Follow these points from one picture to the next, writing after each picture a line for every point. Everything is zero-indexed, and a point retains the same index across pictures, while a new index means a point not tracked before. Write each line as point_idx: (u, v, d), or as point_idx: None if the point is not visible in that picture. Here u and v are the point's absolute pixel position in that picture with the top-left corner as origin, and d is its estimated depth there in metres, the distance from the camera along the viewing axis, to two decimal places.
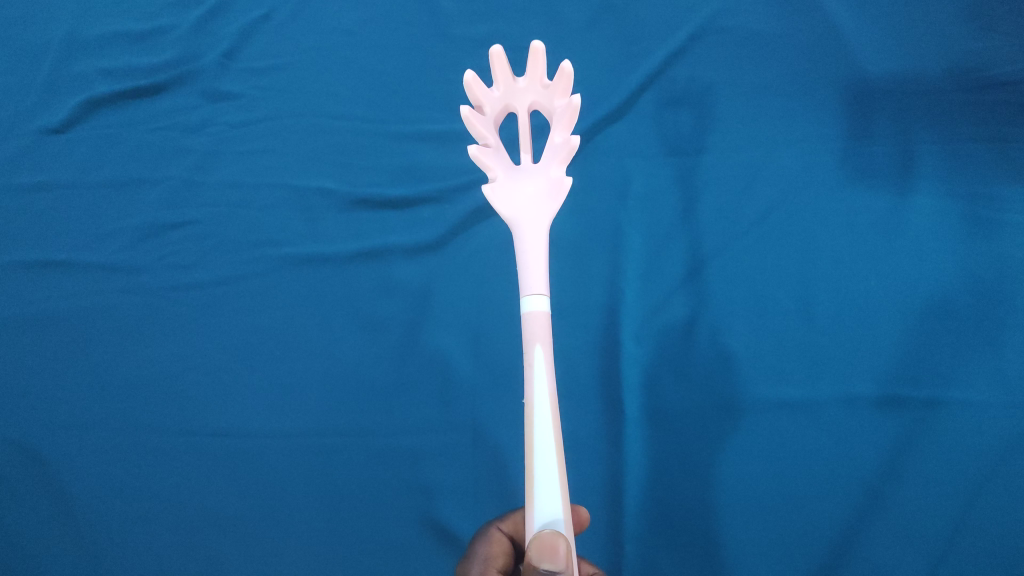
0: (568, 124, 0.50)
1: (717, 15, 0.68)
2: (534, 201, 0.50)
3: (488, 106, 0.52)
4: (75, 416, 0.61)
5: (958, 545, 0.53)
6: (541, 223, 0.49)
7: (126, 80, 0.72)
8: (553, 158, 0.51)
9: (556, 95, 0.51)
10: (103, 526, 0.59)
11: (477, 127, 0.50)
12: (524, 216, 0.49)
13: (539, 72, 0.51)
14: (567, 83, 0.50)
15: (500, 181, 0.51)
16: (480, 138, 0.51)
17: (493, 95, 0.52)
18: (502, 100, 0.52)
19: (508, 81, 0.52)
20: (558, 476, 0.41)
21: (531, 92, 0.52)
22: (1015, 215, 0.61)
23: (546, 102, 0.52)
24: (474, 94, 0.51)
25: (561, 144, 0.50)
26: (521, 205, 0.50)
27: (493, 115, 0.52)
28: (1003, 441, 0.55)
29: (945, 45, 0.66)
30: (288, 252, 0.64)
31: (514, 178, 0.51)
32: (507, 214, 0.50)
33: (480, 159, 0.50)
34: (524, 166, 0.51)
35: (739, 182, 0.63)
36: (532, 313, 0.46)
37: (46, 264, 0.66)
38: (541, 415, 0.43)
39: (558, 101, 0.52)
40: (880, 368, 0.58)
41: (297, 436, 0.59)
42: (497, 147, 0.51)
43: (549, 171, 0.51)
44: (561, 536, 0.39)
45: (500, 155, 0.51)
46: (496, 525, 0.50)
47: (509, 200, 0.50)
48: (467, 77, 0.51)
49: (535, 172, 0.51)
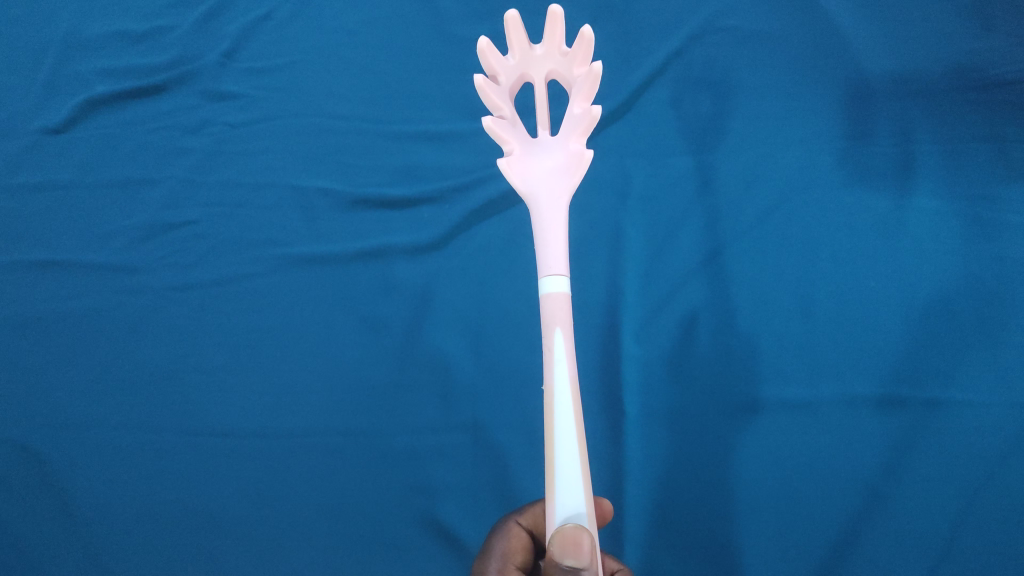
0: (587, 94, 0.49)
1: (718, 15, 0.69)
2: (552, 176, 0.50)
3: (503, 75, 0.52)
4: (75, 416, 0.61)
5: (959, 545, 0.53)
6: (559, 198, 0.49)
7: (127, 78, 0.71)
8: (572, 131, 0.50)
9: (575, 63, 0.51)
10: (104, 526, 0.58)
11: (491, 99, 0.50)
12: (543, 192, 0.49)
13: (557, 39, 0.51)
14: (587, 49, 0.50)
15: (516, 155, 0.50)
16: (494, 109, 0.50)
17: (508, 64, 0.52)
18: (518, 69, 0.52)
19: (524, 50, 0.52)
20: (580, 469, 0.41)
21: (548, 61, 0.52)
22: (1012, 213, 0.61)
23: (564, 70, 0.52)
24: (489, 64, 0.51)
25: (581, 116, 0.49)
26: (539, 181, 0.50)
27: (508, 85, 0.52)
28: (1005, 440, 0.55)
29: (945, 45, 0.66)
30: (288, 253, 0.64)
31: (531, 153, 0.51)
32: (525, 189, 0.49)
33: (495, 132, 0.50)
34: (542, 141, 0.51)
35: (739, 180, 0.64)
36: (552, 295, 0.45)
37: (46, 262, 0.65)
38: (562, 404, 0.42)
39: (578, 70, 0.51)
40: (882, 366, 0.58)
41: (298, 437, 0.58)
42: (512, 119, 0.51)
43: (567, 144, 0.50)
44: (584, 531, 0.38)
45: (516, 128, 0.51)
46: (514, 519, 0.49)
47: (525, 175, 0.50)
48: (481, 44, 0.50)
49: (553, 146, 0.50)
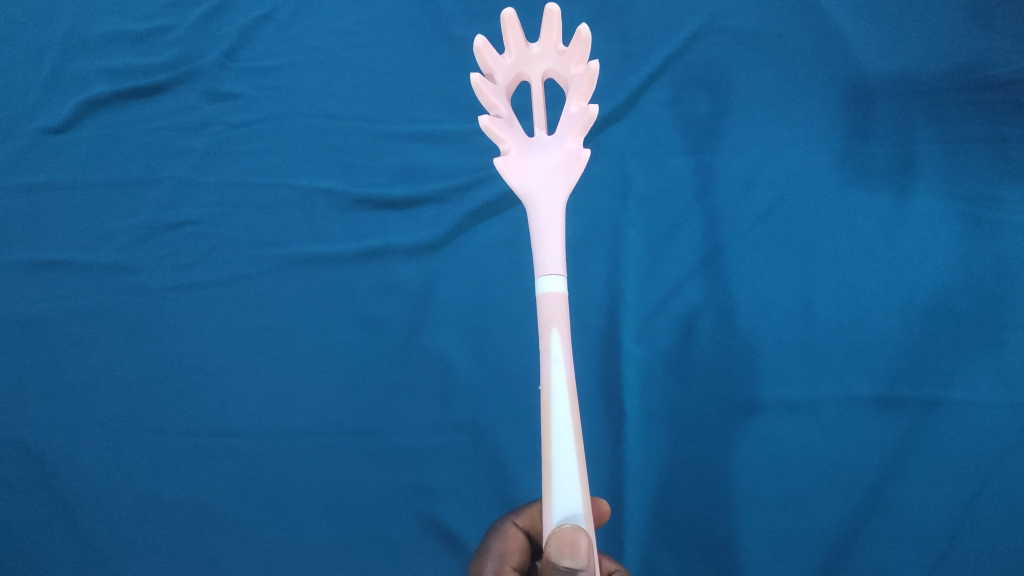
0: (584, 93, 0.50)
1: (718, 15, 0.69)
2: (549, 175, 0.50)
3: (499, 74, 0.52)
4: (75, 416, 0.61)
5: (959, 545, 0.53)
6: (555, 197, 0.49)
7: (127, 79, 0.72)
8: (568, 130, 0.50)
9: (572, 61, 0.51)
10: (105, 526, 0.58)
11: (488, 98, 0.50)
12: (540, 191, 0.49)
13: (554, 38, 0.51)
14: (584, 47, 0.50)
15: (512, 154, 0.50)
16: (491, 108, 0.50)
17: (505, 63, 0.52)
18: (514, 68, 0.52)
19: (521, 48, 0.52)
20: (577, 469, 0.41)
21: (545, 60, 0.52)
22: (1012, 213, 0.61)
23: (561, 69, 0.52)
24: (486, 62, 0.51)
25: (577, 115, 0.50)
26: (535, 180, 0.50)
27: (504, 84, 0.52)
28: (1005, 440, 0.55)
29: (945, 45, 0.66)
30: (288, 253, 0.64)
31: (528, 153, 0.51)
32: (521, 188, 0.49)
33: (492, 131, 0.50)
34: (538, 140, 0.51)
35: (739, 180, 0.63)
36: (549, 295, 0.45)
37: (46, 263, 0.65)
38: (559, 404, 0.42)
39: (575, 68, 0.51)
40: (881, 366, 0.58)
41: (298, 437, 0.58)
42: (509, 118, 0.51)
43: (564, 143, 0.50)
44: (581, 532, 0.38)
45: (512, 127, 0.51)
46: (511, 520, 0.50)
47: (521, 174, 0.50)
48: (478, 42, 0.50)
49: (550, 146, 0.51)
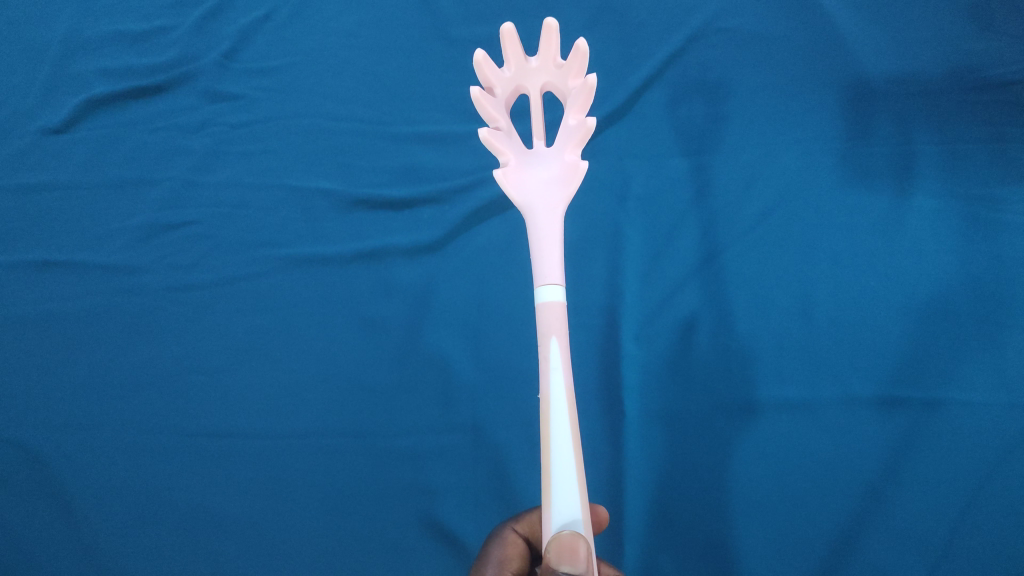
0: (582, 106, 0.50)
1: (718, 16, 0.69)
2: (548, 186, 0.50)
3: (498, 87, 0.52)
4: (75, 416, 0.61)
5: (958, 544, 0.53)
6: (554, 207, 0.49)
7: (127, 79, 0.72)
8: (566, 142, 0.50)
9: (570, 75, 0.51)
10: (105, 526, 0.58)
11: (488, 111, 0.49)
12: (539, 201, 0.49)
13: (552, 51, 0.51)
14: (582, 62, 0.50)
15: (511, 166, 0.50)
16: (490, 121, 0.50)
17: (503, 76, 0.52)
18: (513, 81, 0.52)
19: (519, 61, 0.52)
20: (576, 476, 0.41)
21: (543, 73, 0.52)
22: (1012, 214, 0.61)
23: (559, 82, 0.52)
24: (484, 75, 0.50)
25: (575, 127, 0.50)
26: (534, 190, 0.50)
27: (503, 97, 0.52)
28: (1004, 440, 0.55)
29: (944, 46, 0.66)
30: (287, 254, 0.64)
31: (527, 164, 0.51)
32: (520, 198, 0.49)
33: (491, 143, 0.49)
34: (537, 151, 0.51)
35: (739, 181, 0.63)
36: (548, 303, 0.45)
37: (46, 263, 0.65)
38: (558, 411, 0.42)
39: (572, 81, 0.52)
40: (881, 368, 0.58)
41: (298, 437, 0.59)
42: (507, 130, 0.51)
43: (562, 155, 0.50)
44: (580, 538, 0.38)
45: (512, 139, 0.51)
46: (511, 526, 0.50)
47: (520, 184, 0.50)
48: (478, 56, 0.49)
49: (548, 157, 0.51)
